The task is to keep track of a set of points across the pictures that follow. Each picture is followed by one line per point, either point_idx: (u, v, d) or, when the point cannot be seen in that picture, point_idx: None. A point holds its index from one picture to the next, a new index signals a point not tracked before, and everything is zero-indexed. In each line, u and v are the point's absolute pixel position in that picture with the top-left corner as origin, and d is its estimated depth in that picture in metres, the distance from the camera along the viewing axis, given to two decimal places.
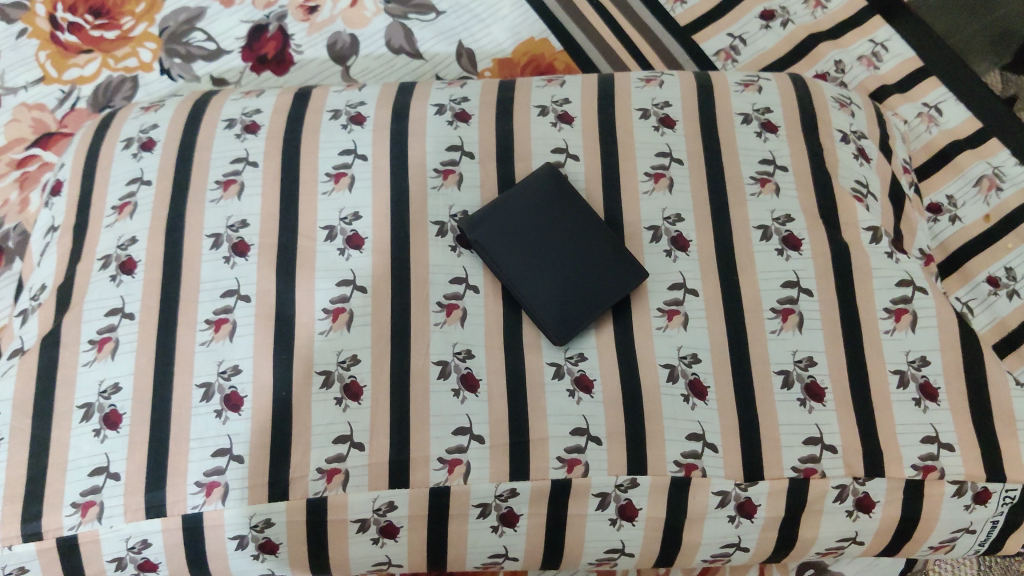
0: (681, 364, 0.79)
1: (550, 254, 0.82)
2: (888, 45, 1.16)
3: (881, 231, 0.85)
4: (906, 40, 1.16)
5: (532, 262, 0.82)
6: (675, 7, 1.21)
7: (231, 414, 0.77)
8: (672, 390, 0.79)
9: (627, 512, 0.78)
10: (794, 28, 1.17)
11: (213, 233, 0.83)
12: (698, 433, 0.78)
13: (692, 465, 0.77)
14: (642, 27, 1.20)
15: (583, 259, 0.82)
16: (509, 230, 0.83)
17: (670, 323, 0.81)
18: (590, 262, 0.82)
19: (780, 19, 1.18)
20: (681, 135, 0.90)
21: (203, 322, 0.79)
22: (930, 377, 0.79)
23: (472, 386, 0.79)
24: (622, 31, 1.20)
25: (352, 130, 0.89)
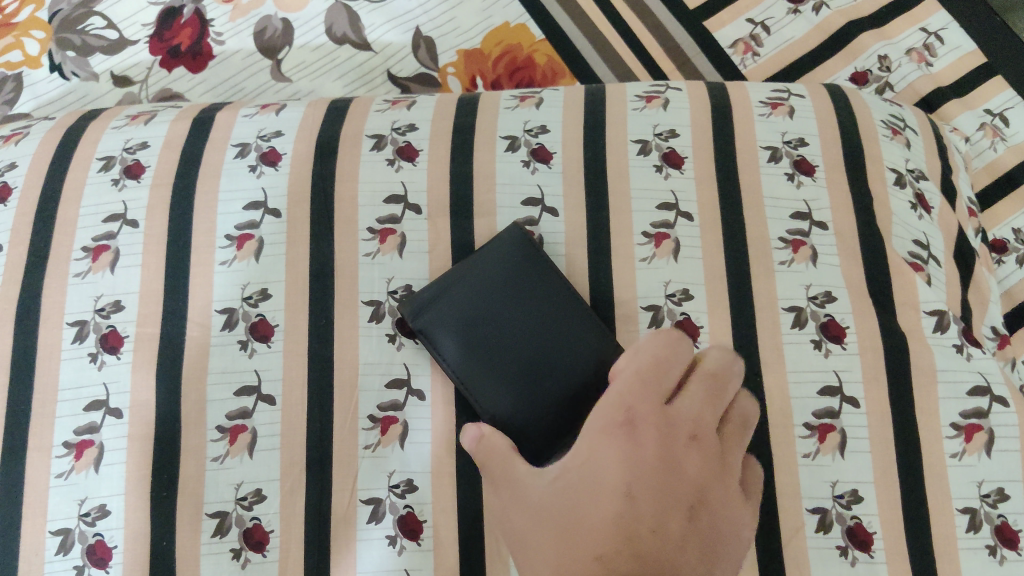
0: None
1: (517, 348, 0.62)
2: (943, 36, 0.95)
3: (948, 315, 0.66)
4: (965, 30, 0.95)
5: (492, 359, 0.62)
6: None
7: (96, 571, 0.59)
8: None
9: None
10: (829, 14, 0.96)
11: (77, 319, 0.64)
12: None
13: None
14: (643, 10, 0.99)
15: (559, 359, 0.62)
16: (466, 313, 0.63)
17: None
18: (567, 363, 0.62)
19: (813, 3, 0.96)
20: (691, 178, 0.70)
21: (61, 445, 0.61)
22: (1008, 516, 0.61)
23: (413, 531, 0.60)
24: (619, 15, 0.99)
25: (262, 173, 0.69)
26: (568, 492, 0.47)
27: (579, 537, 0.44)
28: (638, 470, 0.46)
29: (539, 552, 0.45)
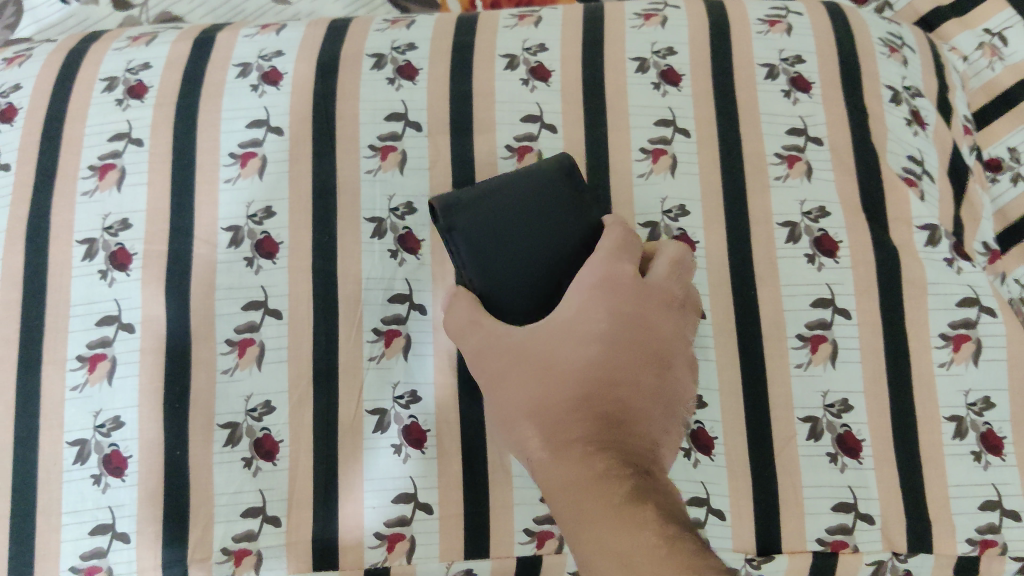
0: None
1: (538, 279, 0.57)
2: None
3: (940, 230, 0.67)
4: None
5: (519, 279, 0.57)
6: None
7: (112, 480, 0.61)
8: None
9: (701, 441, 0.63)
10: None
11: (86, 238, 0.65)
12: (701, 497, 0.62)
13: None
14: None
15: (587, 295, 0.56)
16: (497, 223, 0.57)
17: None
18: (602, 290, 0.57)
19: None
20: (688, 95, 0.71)
21: (75, 359, 0.63)
22: (993, 424, 0.63)
23: (418, 440, 0.62)
24: None
25: (264, 93, 0.69)
26: (548, 348, 0.54)
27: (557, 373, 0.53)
28: (616, 337, 0.53)
29: (513, 364, 0.54)
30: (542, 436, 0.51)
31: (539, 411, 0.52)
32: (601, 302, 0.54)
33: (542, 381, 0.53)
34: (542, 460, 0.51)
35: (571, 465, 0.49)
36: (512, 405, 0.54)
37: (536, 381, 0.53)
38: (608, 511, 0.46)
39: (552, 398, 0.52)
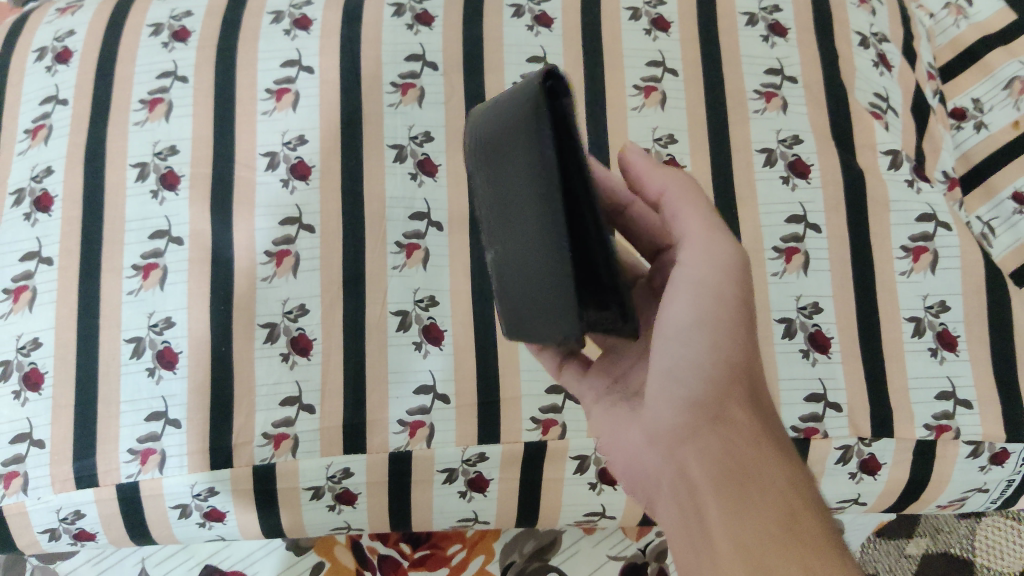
0: None
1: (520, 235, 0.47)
2: None
3: (901, 155, 0.75)
4: None
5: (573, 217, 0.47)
6: None
7: (165, 372, 0.69)
8: None
9: None
10: None
11: (138, 162, 0.73)
12: None
13: None
14: None
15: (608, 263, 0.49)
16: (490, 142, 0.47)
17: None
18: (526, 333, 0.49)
19: None
20: (676, 40, 0.79)
21: (130, 268, 0.70)
22: (949, 324, 0.71)
23: (436, 338, 0.70)
24: None
25: (296, 37, 0.77)
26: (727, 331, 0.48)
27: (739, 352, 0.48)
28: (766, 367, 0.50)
29: (714, 289, 0.49)
30: (710, 371, 0.48)
31: (718, 352, 0.48)
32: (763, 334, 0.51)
33: (739, 332, 0.49)
34: (690, 383, 0.48)
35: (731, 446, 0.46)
36: (700, 325, 0.49)
37: (734, 343, 0.49)
38: (764, 506, 0.43)
39: (732, 352, 0.49)
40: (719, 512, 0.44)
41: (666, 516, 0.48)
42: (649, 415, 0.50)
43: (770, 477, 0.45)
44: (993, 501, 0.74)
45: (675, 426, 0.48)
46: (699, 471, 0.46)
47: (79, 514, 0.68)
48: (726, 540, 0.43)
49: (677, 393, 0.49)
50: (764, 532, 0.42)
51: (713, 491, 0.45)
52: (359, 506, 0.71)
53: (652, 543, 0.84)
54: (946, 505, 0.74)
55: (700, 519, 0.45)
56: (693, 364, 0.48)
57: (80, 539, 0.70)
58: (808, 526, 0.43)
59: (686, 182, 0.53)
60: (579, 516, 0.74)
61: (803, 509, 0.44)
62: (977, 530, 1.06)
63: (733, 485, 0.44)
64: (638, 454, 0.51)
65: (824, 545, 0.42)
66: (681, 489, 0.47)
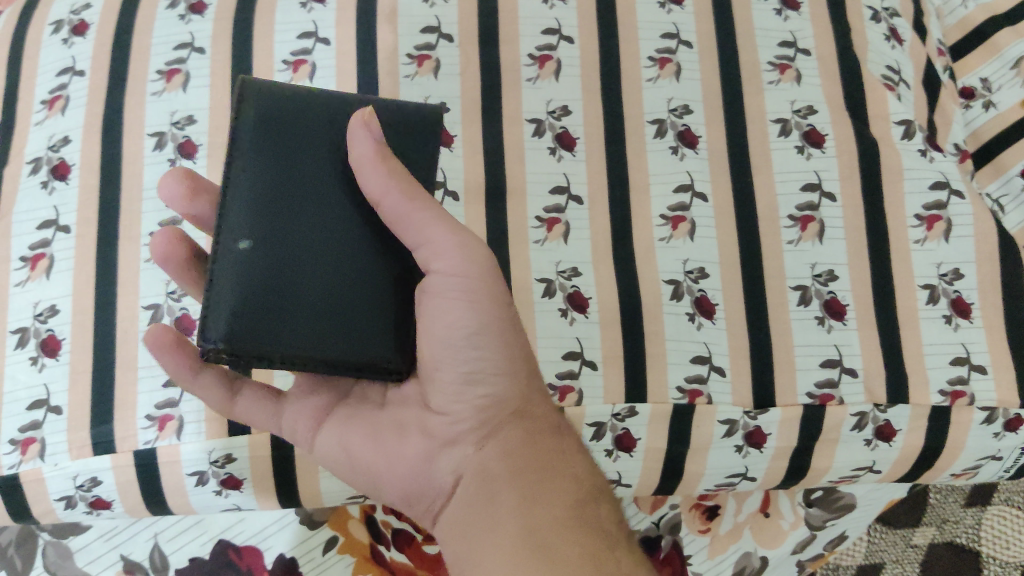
0: (686, 280, 0.70)
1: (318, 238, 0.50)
2: None
3: (915, 125, 0.76)
4: None
5: (351, 224, 0.51)
6: None
7: (183, 339, 0.68)
8: (677, 308, 0.69)
9: (704, 307, 0.70)
10: None
11: (156, 131, 0.73)
12: (704, 355, 0.68)
13: (696, 392, 0.68)
14: None
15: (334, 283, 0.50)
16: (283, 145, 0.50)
17: (676, 231, 0.71)
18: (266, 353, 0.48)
19: None
20: (690, 13, 0.79)
21: (148, 235, 0.70)
22: (963, 292, 0.71)
23: None
24: None
25: (312, 9, 0.78)
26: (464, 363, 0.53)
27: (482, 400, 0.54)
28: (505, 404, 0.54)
29: (484, 303, 0.52)
30: (504, 379, 0.54)
31: (506, 353, 0.54)
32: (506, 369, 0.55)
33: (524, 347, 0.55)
34: (505, 393, 0.54)
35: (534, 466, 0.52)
36: (478, 333, 0.52)
37: (512, 353, 0.54)
38: (552, 500, 0.50)
39: (519, 359, 0.54)
40: (512, 506, 0.50)
41: (450, 517, 0.54)
42: (439, 421, 0.55)
43: (571, 466, 0.53)
44: (1006, 471, 0.75)
45: (471, 427, 0.54)
46: (497, 466, 0.52)
47: (97, 481, 0.67)
48: (512, 527, 0.49)
49: (471, 393, 0.54)
50: (552, 515, 0.50)
51: (510, 485, 0.51)
52: None
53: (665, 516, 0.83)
54: (959, 474, 0.75)
55: (492, 514, 0.51)
56: (492, 369, 0.54)
57: (96, 507, 0.69)
58: (592, 514, 0.51)
59: (407, 182, 0.50)
60: None
61: (588, 488, 0.52)
62: (982, 520, 1.07)
63: (533, 476, 0.51)
64: (417, 459, 0.55)
65: (603, 526, 0.51)
66: (480, 485, 0.52)
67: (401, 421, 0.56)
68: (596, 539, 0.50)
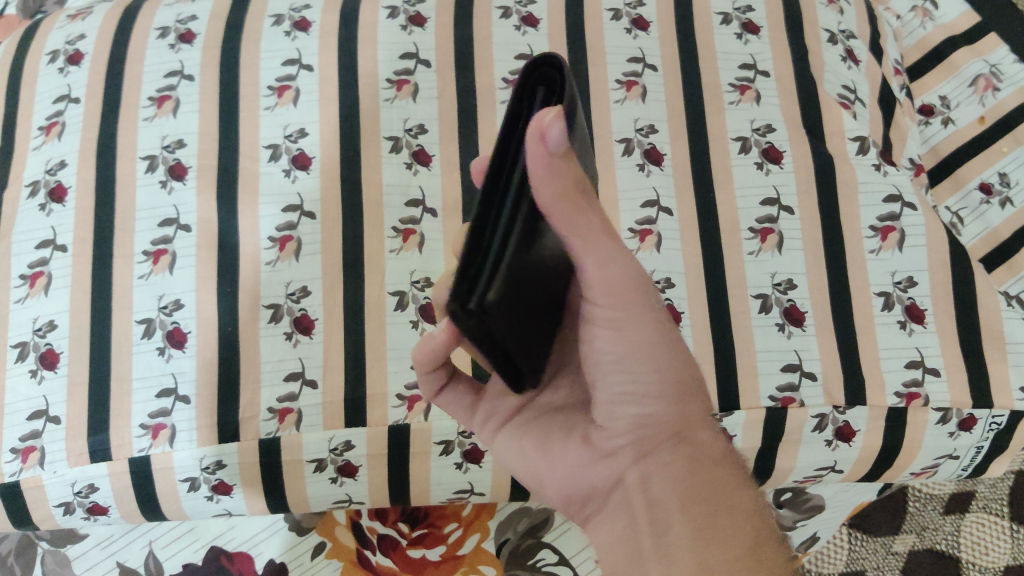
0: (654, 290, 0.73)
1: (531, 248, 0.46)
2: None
3: (869, 141, 0.80)
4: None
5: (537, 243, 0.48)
6: None
7: (175, 351, 0.71)
8: None
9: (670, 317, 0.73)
10: None
11: (148, 155, 0.77)
12: None
13: None
14: None
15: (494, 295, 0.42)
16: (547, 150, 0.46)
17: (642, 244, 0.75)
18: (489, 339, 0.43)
19: None
20: (655, 38, 0.83)
21: (141, 253, 0.74)
22: (916, 298, 0.75)
23: (432, 316, 0.73)
24: None
25: (296, 37, 0.82)
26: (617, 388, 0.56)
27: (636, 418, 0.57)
28: (664, 418, 0.56)
29: (650, 326, 0.53)
30: (662, 402, 0.56)
31: (666, 380, 0.55)
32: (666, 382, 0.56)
33: (689, 368, 0.56)
34: (665, 418, 0.56)
35: (696, 488, 0.55)
36: (644, 349, 0.54)
37: (674, 381, 0.55)
38: (727, 535, 0.53)
39: (675, 383, 0.55)
40: (685, 535, 0.53)
41: (610, 521, 0.59)
42: (602, 433, 0.59)
43: (734, 501, 0.54)
44: (963, 468, 0.79)
45: (629, 444, 0.58)
46: (664, 491, 0.56)
47: (93, 488, 0.71)
48: (687, 559, 0.53)
49: (632, 411, 0.56)
50: (724, 552, 0.52)
51: (679, 513, 0.54)
52: (360, 478, 0.74)
53: None
54: (919, 473, 0.78)
55: (664, 537, 0.54)
56: (650, 392, 0.55)
57: (94, 512, 0.73)
58: (770, 557, 0.53)
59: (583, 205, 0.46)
60: None
61: (761, 529, 0.54)
62: (962, 527, 1.09)
63: (700, 509, 0.54)
64: (584, 467, 0.60)
65: (776, 564, 0.52)
66: (647, 504, 0.56)
67: (575, 445, 0.61)
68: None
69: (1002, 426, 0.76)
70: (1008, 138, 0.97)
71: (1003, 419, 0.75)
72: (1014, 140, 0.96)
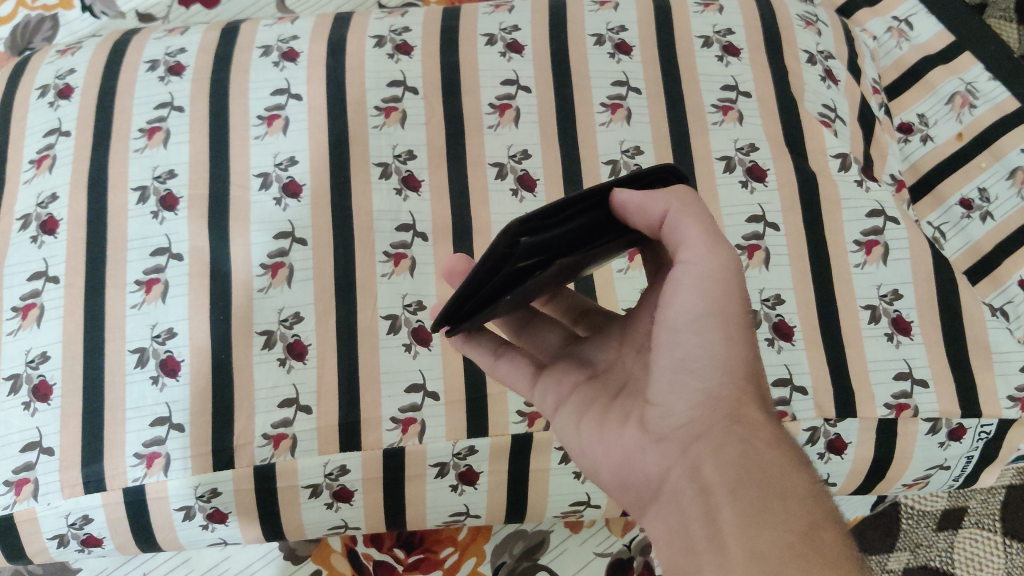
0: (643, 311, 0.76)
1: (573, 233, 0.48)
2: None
3: (850, 157, 0.82)
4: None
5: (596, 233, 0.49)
6: None
7: (168, 379, 0.71)
8: None
9: None
10: None
11: (139, 185, 0.77)
12: None
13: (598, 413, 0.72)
14: None
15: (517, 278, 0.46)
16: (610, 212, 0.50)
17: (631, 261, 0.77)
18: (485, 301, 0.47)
19: None
20: (638, 62, 0.85)
21: (133, 283, 0.74)
22: (902, 311, 0.76)
23: (425, 339, 0.74)
24: None
25: (285, 68, 0.83)
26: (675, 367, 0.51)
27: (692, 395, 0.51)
28: (722, 397, 0.51)
29: (724, 298, 0.49)
30: (725, 380, 0.51)
31: (731, 351, 0.50)
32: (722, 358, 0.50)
33: (751, 348, 0.51)
34: (725, 396, 0.51)
35: (750, 469, 0.47)
36: (712, 317, 0.49)
37: (739, 355, 0.51)
38: (782, 522, 0.45)
39: (739, 357, 0.51)
40: (735, 521, 0.46)
41: (659, 517, 0.52)
42: (656, 415, 0.53)
43: (791, 484, 0.47)
44: (955, 479, 0.80)
45: (685, 426, 0.52)
46: (715, 476, 0.48)
47: (88, 519, 0.71)
48: (737, 545, 0.44)
49: (690, 386, 0.51)
50: (780, 540, 0.44)
51: (730, 498, 0.47)
52: (356, 503, 0.74)
53: (637, 538, 0.88)
54: (912, 484, 0.79)
55: (714, 524, 0.46)
56: (713, 363, 0.50)
57: (88, 544, 0.72)
58: (828, 540, 0.44)
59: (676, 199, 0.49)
60: (566, 506, 0.78)
61: (820, 514, 0.45)
62: (955, 543, 1.08)
63: (751, 493, 0.46)
64: (636, 453, 0.54)
65: (844, 553, 0.44)
66: (696, 491, 0.49)
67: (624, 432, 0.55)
68: (839, 566, 0.43)
69: (990, 435, 0.77)
70: (986, 154, 0.99)
71: (992, 428, 0.76)
72: (992, 156, 0.98)
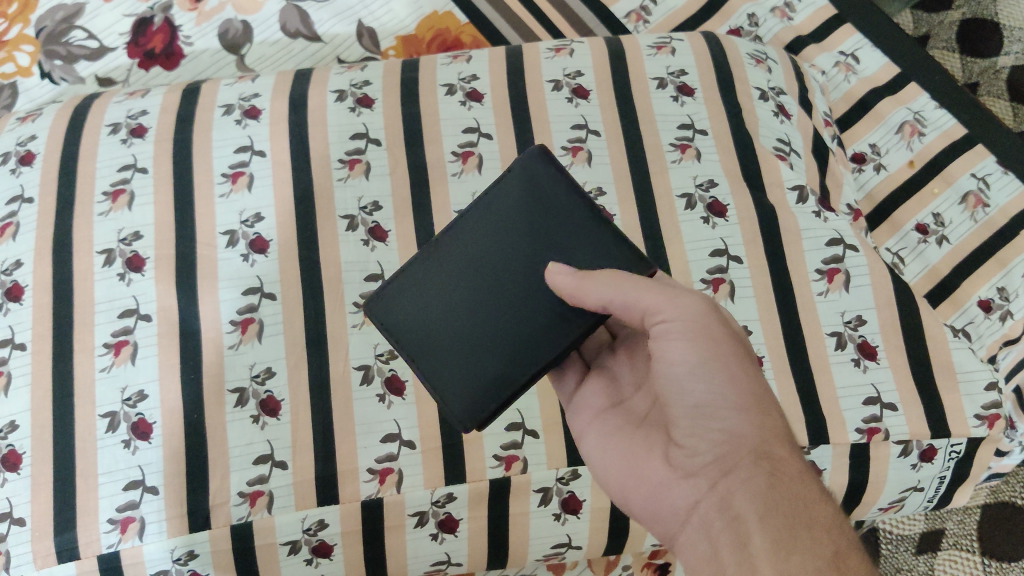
0: None
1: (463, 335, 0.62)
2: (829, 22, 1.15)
3: (806, 190, 0.85)
4: (856, 26, 1.14)
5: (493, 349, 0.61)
6: (638, 27, 1.20)
7: (140, 443, 0.70)
8: None
9: None
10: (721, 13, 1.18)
11: (105, 249, 0.77)
12: (518, 422, 0.74)
13: (512, 458, 0.73)
14: (565, 8, 1.22)
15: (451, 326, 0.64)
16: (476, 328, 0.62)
17: None
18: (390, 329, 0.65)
19: (749, 37, 1.16)
20: (596, 105, 0.87)
21: (101, 346, 0.73)
22: (867, 336, 0.78)
23: (398, 389, 0.74)
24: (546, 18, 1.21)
25: (247, 125, 0.84)
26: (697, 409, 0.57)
27: (717, 434, 0.57)
28: (746, 430, 0.56)
29: (715, 344, 0.56)
30: (741, 417, 0.56)
31: (739, 389, 0.56)
32: (734, 396, 0.56)
33: (761, 386, 0.58)
34: (747, 433, 0.56)
35: (778, 499, 0.54)
36: (709, 362, 0.56)
37: (748, 393, 0.57)
38: (811, 550, 0.51)
39: (750, 393, 0.57)
40: (765, 548, 0.52)
41: (689, 546, 0.57)
42: (684, 453, 0.58)
43: (815, 517, 0.53)
44: (929, 500, 0.81)
45: (714, 462, 0.56)
46: (744, 506, 0.54)
47: None
48: (767, 566, 0.51)
49: (713, 427, 0.57)
50: (809, 564, 0.51)
51: (760, 526, 0.53)
52: (336, 558, 0.73)
53: None
54: (888, 507, 0.79)
55: (745, 551, 0.52)
56: (727, 402, 0.56)
57: None
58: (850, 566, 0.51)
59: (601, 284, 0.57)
60: (548, 549, 0.77)
61: (840, 544, 0.52)
62: (935, 566, 1.09)
63: (780, 523, 0.53)
64: (663, 487, 0.59)
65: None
66: (727, 521, 0.54)
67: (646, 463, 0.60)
68: None
69: (960, 455, 0.78)
70: (938, 180, 1.02)
71: (962, 447, 0.78)
72: (944, 181, 1.02)
